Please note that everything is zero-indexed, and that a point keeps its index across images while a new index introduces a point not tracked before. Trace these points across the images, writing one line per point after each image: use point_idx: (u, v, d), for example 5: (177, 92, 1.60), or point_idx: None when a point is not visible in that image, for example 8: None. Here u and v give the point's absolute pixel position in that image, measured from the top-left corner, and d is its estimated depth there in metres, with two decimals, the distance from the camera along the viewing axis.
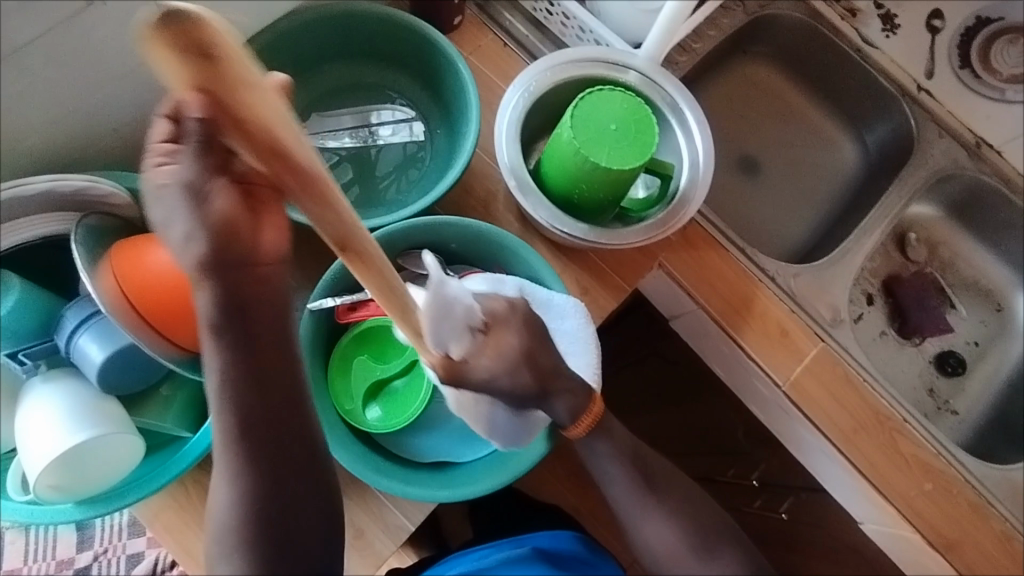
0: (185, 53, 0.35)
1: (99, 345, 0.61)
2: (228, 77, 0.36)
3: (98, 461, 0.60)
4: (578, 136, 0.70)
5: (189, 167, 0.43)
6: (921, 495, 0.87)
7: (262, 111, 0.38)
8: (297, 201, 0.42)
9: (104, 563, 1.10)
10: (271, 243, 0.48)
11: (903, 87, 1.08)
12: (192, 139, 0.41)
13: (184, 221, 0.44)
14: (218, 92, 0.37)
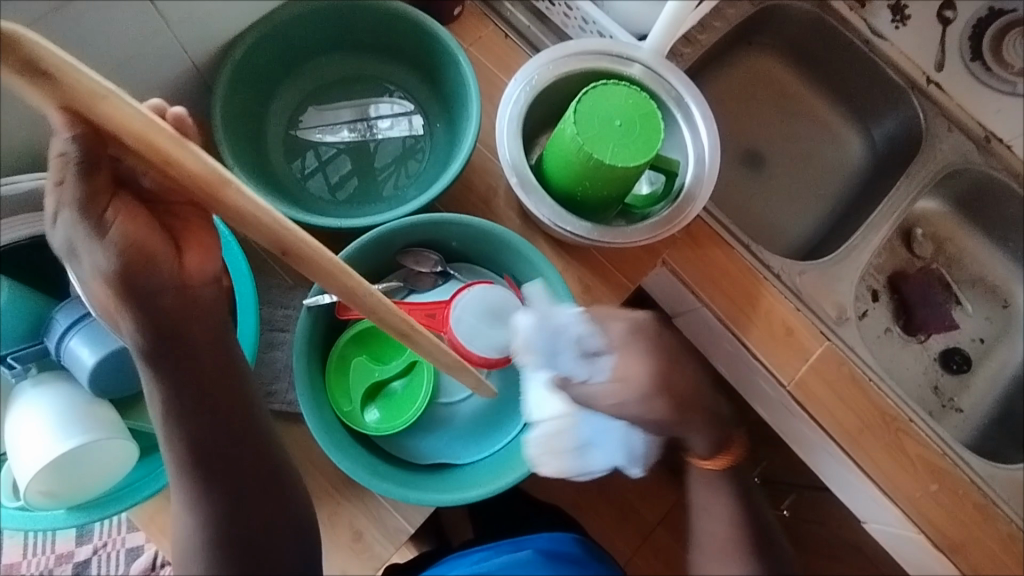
0: (33, 75, 0.28)
1: (92, 348, 0.59)
2: (81, 96, 0.29)
3: (89, 468, 0.58)
4: (582, 133, 0.68)
5: (76, 189, 0.40)
6: (927, 496, 0.86)
7: (132, 124, 0.30)
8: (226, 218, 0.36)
9: (103, 557, 1.09)
10: (193, 262, 0.50)
11: (912, 80, 1.06)
12: (76, 170, 0.39)
13: (98, 253, 0.43)
14: (84, 111, 0.30)
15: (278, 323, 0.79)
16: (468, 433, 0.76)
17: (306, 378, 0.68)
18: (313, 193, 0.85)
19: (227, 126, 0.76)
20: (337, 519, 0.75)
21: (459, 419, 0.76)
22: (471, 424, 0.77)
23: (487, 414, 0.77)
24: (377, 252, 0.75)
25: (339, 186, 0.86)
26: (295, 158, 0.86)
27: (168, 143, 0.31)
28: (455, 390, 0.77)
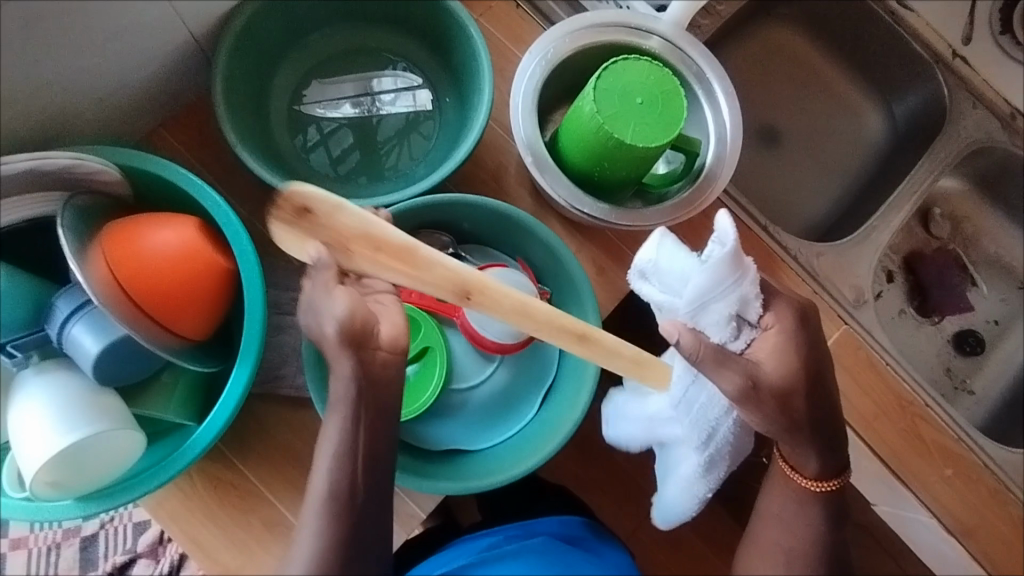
0: (293, 219, 0.48)
1: (93, 337, 0.58)
2: (316, 218, 0.48)
3: (95, 456, 0.57)
4: (602, 110, 0.65)
5: (314, 289, 0.50)
6: (941, 482, 0.86)
7: (337, 215, 0.48)
8: (387, 267, 0.50)
9: (110, 532, 1.09)
10: (389, 333, 0.54)
11: (938, 53, 1.02)
12: (321, 270, 0.48)
13: (331, 321, 0.50)
14: (312, 229, 0.48)
15: (286, 307, 0.77)
16: (480, 419, 0.75)
17: (314, 364, 0.66)
18: (317, 169, 0.83)
19: (229, 100, 0.72)
20: None
21: (472, 407, 0.75)
22: (483, 411, 0.75)
23: (499, 401, 0.75)
24: None
25: (341, 160, 0.84)
26: (298, 134, 0.83)
27: (370, 222, 0.49)
28: (468, 375, 0.75)
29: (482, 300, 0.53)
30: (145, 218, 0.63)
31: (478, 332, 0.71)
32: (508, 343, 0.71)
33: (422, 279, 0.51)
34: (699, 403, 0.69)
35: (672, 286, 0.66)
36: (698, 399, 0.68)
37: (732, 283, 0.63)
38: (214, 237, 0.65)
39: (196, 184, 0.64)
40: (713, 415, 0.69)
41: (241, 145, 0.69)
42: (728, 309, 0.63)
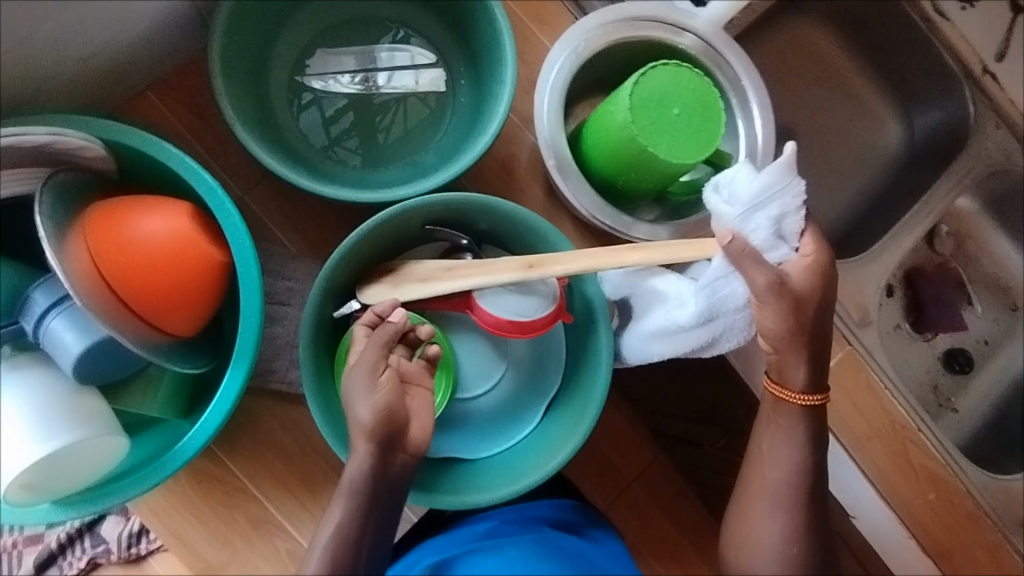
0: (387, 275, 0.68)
1: (76, 334, 0.53)
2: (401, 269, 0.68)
3: (77, 461, 0.53)
4: (636, 119, 0.61)
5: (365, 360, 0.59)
6: (924, 504, 0.87)
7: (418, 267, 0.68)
8: (454, 277, 0.64)
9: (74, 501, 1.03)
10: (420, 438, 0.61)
11: (968, 68, 1.00)
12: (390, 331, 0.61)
13: (371, 402, 0.57)
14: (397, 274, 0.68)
15: (279, 296, 0.73)
16: (482, 432, 0.72)
17: (313, 373, 0.63)
18: (317, 149, 0.76)
19: (228, 69, 0.66)
20: None
21: (474, 420, 0.73)
22: (486, 423, 0.73)
23: (504, 412, 0.74)
24: (396, 230, 0.68)
25: (341, 140, 0.77)
26: (296, 108, 0.76)
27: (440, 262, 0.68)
28: (473, 386, 0.74)
29: (540, 263, 0.60)
30: (133, 202, 0.57)
31: (494, 317, 0.63)
32: (536, 319, 0.63)
33: (482, 267, 0.63)
34: (730, 288, 0.60)
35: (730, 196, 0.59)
36: (723, 288, 0.60)
37: (791, 190, 0.56)
38: (208, 226, 0.60)
39: (189, 166, 0.58)
40: (728, 299, 0.61)
41: (240, 123, 0.63)
42: (781, 222, 0.57)
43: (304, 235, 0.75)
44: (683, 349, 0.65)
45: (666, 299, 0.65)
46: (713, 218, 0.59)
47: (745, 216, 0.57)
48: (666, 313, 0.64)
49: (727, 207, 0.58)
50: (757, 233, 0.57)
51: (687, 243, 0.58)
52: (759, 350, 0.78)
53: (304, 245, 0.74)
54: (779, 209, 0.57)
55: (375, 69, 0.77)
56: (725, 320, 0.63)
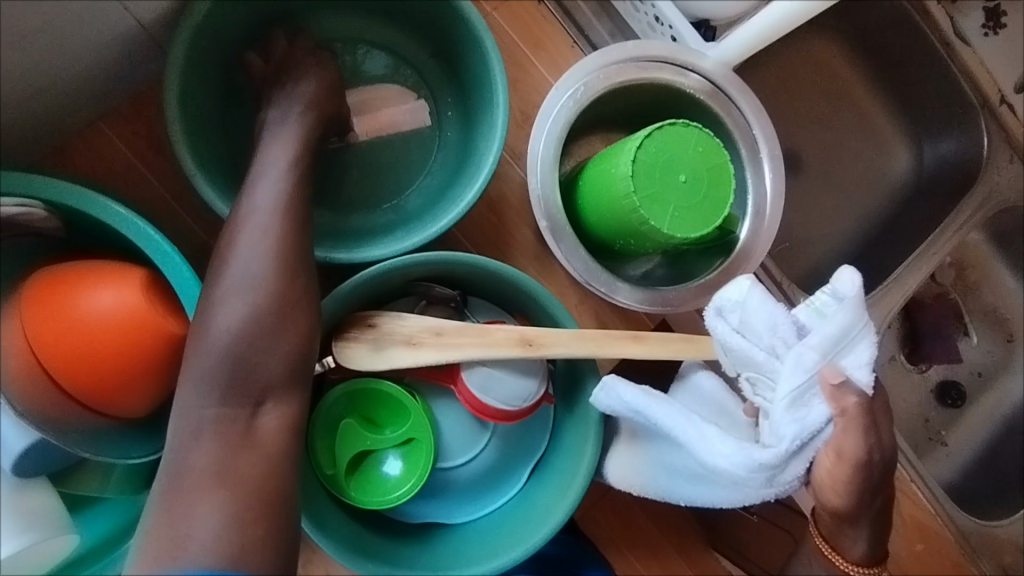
0: (360, 326, 0.62)
1: (15, 427, 0.47)
2: (376, 321, 0.62)
3: (23, 563, 0.49)
4: (638, 188, 0.56)
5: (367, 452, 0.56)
6: (911, 555, 0.86)
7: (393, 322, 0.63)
8: (451, 350, 0.60)
9: None
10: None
11: (985, 97, 0.95)
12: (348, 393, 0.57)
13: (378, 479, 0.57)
14: (370, 324, 0.62)
15: None
16: (464, 497, 0.68)
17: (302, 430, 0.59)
18: None
19: (190, 109, 0.59)
20: (310, 568, 0.69)
21: (456, 487, 0.68)
22: (468, 490, 0.68)
23: (487, 477, 0.68)
24: (377, 289, 0.63)
25: None
26: None
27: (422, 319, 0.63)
28: (454, 453, 0.68)
29: (549, 343, 0.60)
30: (81, 274, 0.52)
31: (481, 399, 0.62)
32: (521, 408, 0.63)
33: (483, 339, 0.60)
34: (783, 429, 0.56)
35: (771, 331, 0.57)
36: (782, 429, 0.56)
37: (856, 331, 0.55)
38: (165, 298, 0.54)
39: (144, 232, 0.53)
40: (785, 441, 0.56)
41: (202, 177, 0.56)
42: (837, 358, 0.55)
43: None
44: (735, 497, 0.60)
45: (708, 441, 0.59)
46: (723, 344, 0.58)
47: (829, 356, 0.55)
48: (709, 455, 0.58)
49: (766, 331, 0.57)
50: (814, 365, 0.55)
51: (686, 338, 0.61)
52: None
53: None
54: (834, 346, 0.55)
55: (354, 109, 0.70)
56: (793, 474, 0.58)
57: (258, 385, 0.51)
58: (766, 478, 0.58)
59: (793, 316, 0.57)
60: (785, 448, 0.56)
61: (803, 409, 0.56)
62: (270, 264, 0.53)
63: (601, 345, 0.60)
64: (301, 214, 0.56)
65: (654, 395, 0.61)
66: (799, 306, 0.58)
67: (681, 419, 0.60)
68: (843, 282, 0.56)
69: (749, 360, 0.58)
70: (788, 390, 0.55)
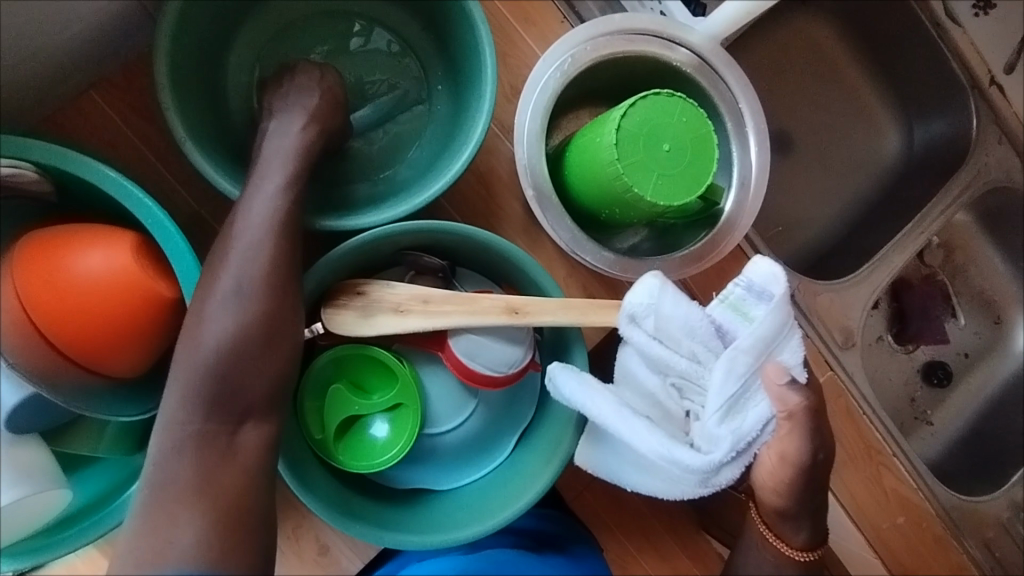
0: (350, 292, 0.63)
1: (9, 382, 0.49)
2: (367, 287, 0.63)
3: (18, 518, 0.50)
4: (622, 156, 0.56)
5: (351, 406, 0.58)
6: (892, 528, 0.88)
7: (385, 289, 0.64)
8: (435, 320, 0.61)
9: None
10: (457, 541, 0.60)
11: (975, 77, 0.96)
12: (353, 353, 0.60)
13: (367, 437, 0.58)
14: (362, 289, 0.63)
15: None
16: (450, 464, 0.70)
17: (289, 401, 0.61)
18: None
19: (180, 76, 0.59)
20: (300, 533, 0.71)
21: (442, 453, 0.70)
22: (455, 457, 0.70)
23: (473, 445, 0.70)
24: (365, 257, 0.64)
25: None
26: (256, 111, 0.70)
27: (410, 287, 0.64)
28: (439, 419, 0.69)
29: (536, 312, 0.60)
30: (72, 235, 0.53)
31: (468, 365, 0.63)
32: (507, 374, 0.64)
33: (470, 309, 0.61)
34: (721, 430, 0.56)
35: (690, 335, 0.57)
36: (720, 431, 0.56)
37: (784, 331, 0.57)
38: (155, 260, 0.55)
39: (133, 193, 0.53)
40: (725, 442, 0.56)
41: (191, 142, 0.57)
42: (770, 357, 0.57)
43: None
44: (675, 493, 0.60)
45: (652, 442, 0.57)
46: (643, 348, 0.58)
47: (762, 357, 0.56)
48: (654, 455, 0.57)
49: (684, 331, 0.57)
50: (747, 367, 0.56)
51: None
52: None
53: None
54: (771, 346, 0.56)
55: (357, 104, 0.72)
56: (727, 476, 0.59)
57: (251, 342, 0.53)
58: (705, 476, 0.57)
59: (713, 316, 0.58)
60: (722, 448, 0.56)
61: (739, 417, 0.57)
62: (263, 229, 0.54)
63: (587, 316, 0.60)
64: (291, 182, 0.57)
65: (589, 381, 0.60)
66: (716, 304, 0.58)
67: (621, 418, 0.58)
68: (762, 277, 0.57)
69: (672, 366, 0.58)
70: (721, 395, 0.56)
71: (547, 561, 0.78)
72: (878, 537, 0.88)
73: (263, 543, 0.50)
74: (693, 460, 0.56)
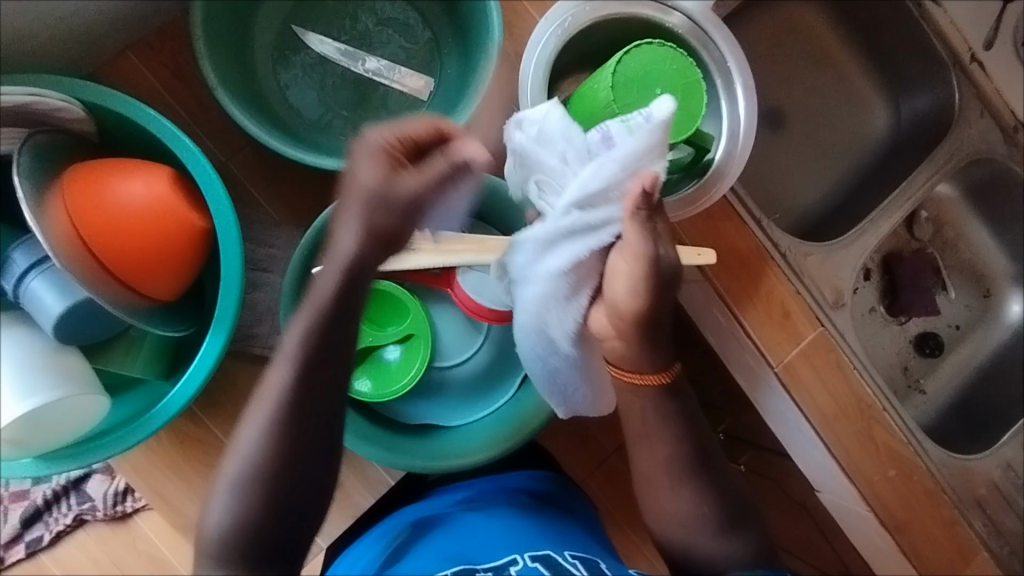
0: None
1: (55, 293, 0.54)
2: None
3: (59, 421, 0.55)
4: (616, 96, 0.62)
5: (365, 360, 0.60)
6: (884, 480, 0.91)
7: None
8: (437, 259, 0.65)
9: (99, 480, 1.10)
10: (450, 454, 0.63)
11: (956, 55, 1.00)
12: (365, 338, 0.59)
13: None
14: None
15: (261, 263, 0.73)
16: (459, 399, 0.74)
17: None
18: (300, 116, 0.76)
19: (211, 33, 0.65)
20: None
21: (452, 387, 0.75)
22: (463, 391, 0.75)
23: (479, 381, 0.75)
24: None
25: (319, 107, 0.77)
26: (278, 73, 0.76)
27: None
28: (450, 353, 0.75)
29: None
30: (113, 166, 0.58)
31: (476, 300, 0.69)
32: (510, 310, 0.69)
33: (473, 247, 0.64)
34: (568, 219, 0.58)
35: (567, 141, 0.60)
36: (568, 220, 0.58)
37: (654, 152, 0.56)
38: (189, 191, 0.60)
39: (168, 130, 0.58)
40: (571, 232, 0.58)
41: (222, 89, 0.62)
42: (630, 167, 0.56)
43: (289, 204, 0.75)
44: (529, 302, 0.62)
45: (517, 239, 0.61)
46: (519, 145, 0.61)
47: (625, 163, 0.56)
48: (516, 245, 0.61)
49: (557, 134, 0.60)
50: (606, 166, 0.57)
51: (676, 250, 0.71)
52: (733, 326, 0.87)
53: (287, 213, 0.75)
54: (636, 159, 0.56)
55: (378, 73, 0.77)
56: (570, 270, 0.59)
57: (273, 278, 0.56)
58: (553, 268, 0.59)
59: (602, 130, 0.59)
60: (571, 236, 0.58)
61: (588, 210, 0.58)
62: None
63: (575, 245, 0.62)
64: None
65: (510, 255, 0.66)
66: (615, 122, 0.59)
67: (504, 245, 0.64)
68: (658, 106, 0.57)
69: (545, 166, 0.61)
70: (576, 185, 0.58)
71: (518, 514, 0.81)
72: (871, 490, 0.90)
73: (288, 449, 0.54)
74: (542, 243, 0.59)
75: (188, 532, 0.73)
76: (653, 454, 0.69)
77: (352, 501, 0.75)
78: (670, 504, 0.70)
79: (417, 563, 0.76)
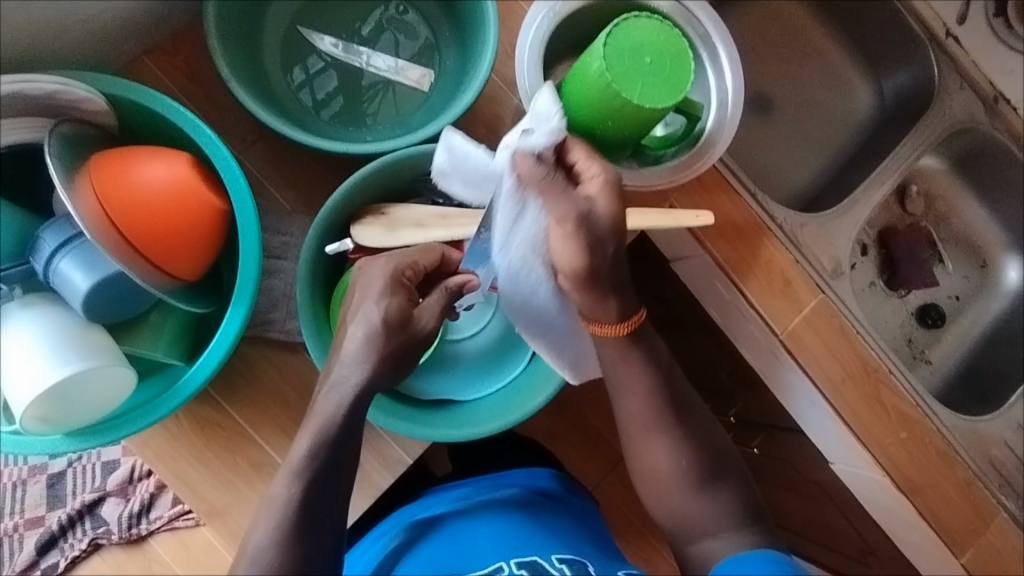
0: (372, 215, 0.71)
1: (83, 272, 0.57)
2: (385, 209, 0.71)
3: (87, 394, 0.57)
4: (610, 68, 0.65)
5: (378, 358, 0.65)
6: (896, 443, 0.91)
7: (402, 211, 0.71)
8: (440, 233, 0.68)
9: (115, 500, 1.10)
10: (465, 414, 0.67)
11: (931, 31, 1.03)
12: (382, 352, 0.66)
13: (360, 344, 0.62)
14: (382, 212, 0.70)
15: (276, 251, 0.75)
16: (472, 372, 0.76)
17: (310, 309, 0.68)
18: (308, 110, 0.79)
19: (222, 30, 0.68)
20: None
21: (465, 361, 0.76)
22: (475, 365, 0.76)
23: (491, 354, 0.77)
24: (389, 180, 0.71)
25: (325, 102, 0.80)
26: (286, 72, 0.80)
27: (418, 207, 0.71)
28: (462, 328, 0.77)
29: None
30: (135, 151, 0.61)
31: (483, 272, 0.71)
32: None
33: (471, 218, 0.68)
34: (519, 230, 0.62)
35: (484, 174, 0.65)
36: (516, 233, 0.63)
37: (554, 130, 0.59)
38: (207, 175, 0.63)
39: (186, 116, 0.61)
40: (523, 234, 0.63)
41: (235, 80, 0.66)
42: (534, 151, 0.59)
43: (300, 194, 0.78)
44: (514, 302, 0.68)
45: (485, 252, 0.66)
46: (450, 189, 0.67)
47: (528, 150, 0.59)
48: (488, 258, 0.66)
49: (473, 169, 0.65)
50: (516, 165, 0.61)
51: (665, 214, 0.73)
52: (739, 297, 0.88)
53: (298, 202, 0.77)
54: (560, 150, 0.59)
55: (383, 67, 0.81)
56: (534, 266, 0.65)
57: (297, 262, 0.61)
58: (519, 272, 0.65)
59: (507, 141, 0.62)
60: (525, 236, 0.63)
61: (523, 220, 0.62)
62: None
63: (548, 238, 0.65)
64: None
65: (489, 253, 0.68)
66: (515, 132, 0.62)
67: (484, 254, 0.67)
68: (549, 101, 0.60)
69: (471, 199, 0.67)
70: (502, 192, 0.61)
71: (516, 515, 0.82)
72: (884, 454, 0.91)
73: None
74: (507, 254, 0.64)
75: (213, 518, 0.74)
76: (659, 416, 0.71)
77: (372, 481, 0.76)
78: (682, 464, 0.71)
79: (411, 568, 0.78)
